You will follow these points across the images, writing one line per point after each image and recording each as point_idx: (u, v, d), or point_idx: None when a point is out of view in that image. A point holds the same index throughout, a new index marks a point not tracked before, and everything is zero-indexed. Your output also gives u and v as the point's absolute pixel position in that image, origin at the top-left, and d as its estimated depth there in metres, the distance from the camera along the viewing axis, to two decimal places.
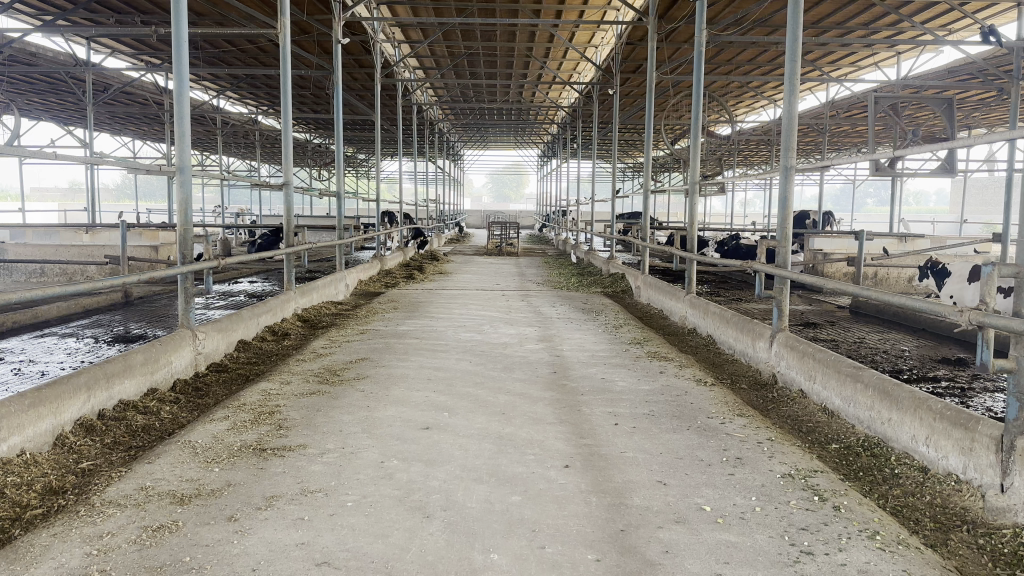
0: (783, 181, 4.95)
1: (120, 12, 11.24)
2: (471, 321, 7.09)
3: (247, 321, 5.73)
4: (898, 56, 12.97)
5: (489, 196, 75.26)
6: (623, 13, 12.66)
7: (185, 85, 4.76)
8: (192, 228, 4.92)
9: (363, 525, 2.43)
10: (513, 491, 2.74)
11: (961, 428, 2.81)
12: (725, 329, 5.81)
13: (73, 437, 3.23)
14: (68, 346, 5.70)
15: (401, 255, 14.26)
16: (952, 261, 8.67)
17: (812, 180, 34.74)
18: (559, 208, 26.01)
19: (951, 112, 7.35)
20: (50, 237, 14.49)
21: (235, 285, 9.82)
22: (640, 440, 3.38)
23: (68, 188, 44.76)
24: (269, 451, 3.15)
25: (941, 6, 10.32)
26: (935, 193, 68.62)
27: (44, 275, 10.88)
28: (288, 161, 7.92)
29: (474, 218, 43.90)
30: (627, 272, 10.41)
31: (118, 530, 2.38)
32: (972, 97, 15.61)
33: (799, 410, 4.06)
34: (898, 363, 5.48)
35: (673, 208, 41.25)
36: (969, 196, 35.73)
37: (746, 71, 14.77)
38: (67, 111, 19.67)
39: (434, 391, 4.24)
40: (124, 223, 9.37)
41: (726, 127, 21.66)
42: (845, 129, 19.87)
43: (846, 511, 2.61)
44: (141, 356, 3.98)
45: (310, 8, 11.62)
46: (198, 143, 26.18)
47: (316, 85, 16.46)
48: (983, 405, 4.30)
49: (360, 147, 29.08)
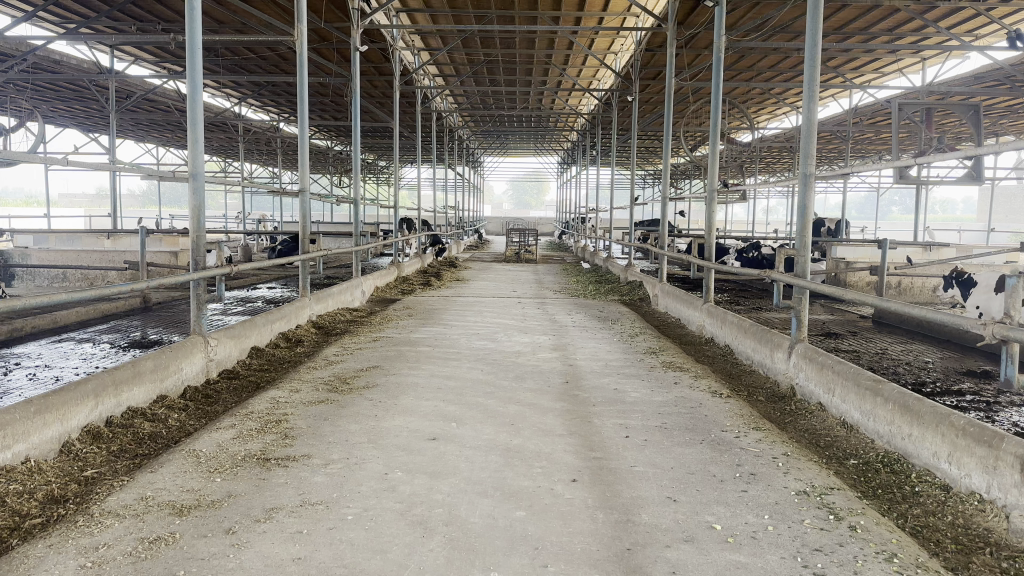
0: (802, 189, 4.82)
1: (143, 21, 11.43)
2: (484, 329, 7.05)
3: (260, 327, 5.74)
4: (924, 61, 12.72)
5: (509, 203, 75.40)
6: (642, 20, 12.58)
7: (199, 91, 4.77)
8: (205, 234, 4.92)
9: (363, 539, 2.38)
10: (517, 506, 2.67)
11: (984, 445, 2.68)
12: (742, 339, 5.69)
13: (80, 445, 3.23)
14: (84, 351, 5.75)
15: (418, 262, 14.29)
16: (979, 271, 8.42)
17: (835, 187, 34.27)
18: (577, 215, 25.92)
19: (977, 118, 7.16)
20: (73, 242, 14.73)
21: (253, 291, 9.91)
22: (650, 453, 3.30)
23: (94, 194, 45.72)
24: (272, 461, 3.12)
25: (967, 11, 10.11)
26: (962, 201, 67.30)
27: (66, 279, 11.05)
28: (305, 169, 7.93)
29: (492, 224, 44.03)
30: (644, 279, 10.30)
31: (115, 541, 2.36)
32: (1000, 104, 15.31)
33: (817, 423, 3.93)
34: (921, 376, 5.32)
35: (693, 215, 40.95)
36: (998, 205, 35.01)
37: (766, 77, 14.61)
38: (93, 118, 20.06)
39: (443, 400, 4.19)
40: (144, 229, 9.38)
41: (747, 134, 21.44)
42: (869, 136, 19.56)
43: (863, 531, 2.50)
44: (151, 363, 3.98)
45: (330, 16, 11.73)
46: (221, 150, 26.52)
47: (335, 92, 16.60)
48: (1009, 420, 4.14)
49: (380, 154, 29.28)
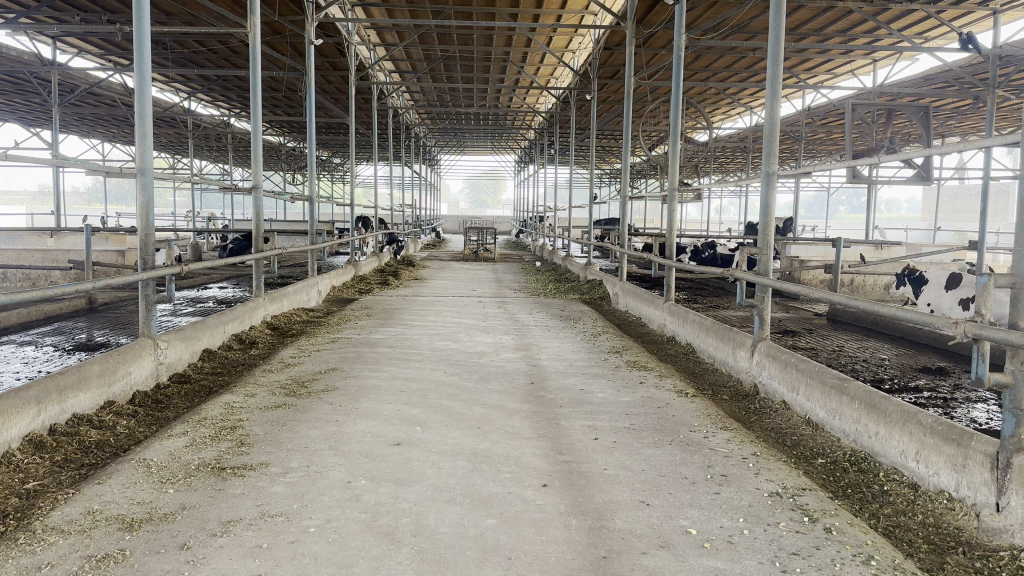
0: (764, 188, 4.83)
1: (85, 12, 10.87)
2: (446, 329, 6.91)
3: (212, 329, 5.48)
4: (875, 63, 13.12)
5: (467, 202, 75.27)
6: (600, 18, 12.61)
7: (147, 82, 4.52)
8: (154, 232, 4.65)
9: (326, 553, 2.25)
10: (488, 514, 2.58)
11: (953, 444, 2.72)
12: (704, 338, 5.73)
13: (21, 455, 2.98)
14: (25, 355, 5.40)
15: (375, 261, 14.01)
16: (929, 269, 8.70)
17: (787, 186, 35.21)
18: (536, 215, 25.94)
19: (927, 120, 7.31)
20: (12, 242, 13.96)
21: (204, 291, 9.52)
22: (620, 456, 3.24)
23: (36, 191, 43.93)
24: (228, 470, 2.95)
25: (916, 13, 10.43)
26: (905, 201, 70.04)
27: (5, 280, 10.45)
28: (258, 165, 7.61)
29: (451, 223, 43.85)
30: (605, 278, 10.31)
31: (59, 560, 2.17)
32: (947, 106, 15.91)
33: (783, 422, 3.96)
34: (879, 373, 5.43)
35: (650, 214, 41.65)
36: (942, 205, 36.76)
37: (722, 77, 14.86)
38: (33, 112, 19.12)
39: (406, 403, 4.06)
40: (88, 226, 8.89)
41: (703, 134, 21.82)
42: (820, 136, 20.14)
43: (838, 533, 2.49)
44: (98, 367, 3.74)
45: (284, 8, 11.37)
46: (169, 146, 25.59)
47: (289, 87, 16.16)
48: (968, 417, 4.25)
49: (335, 151, 28.76)
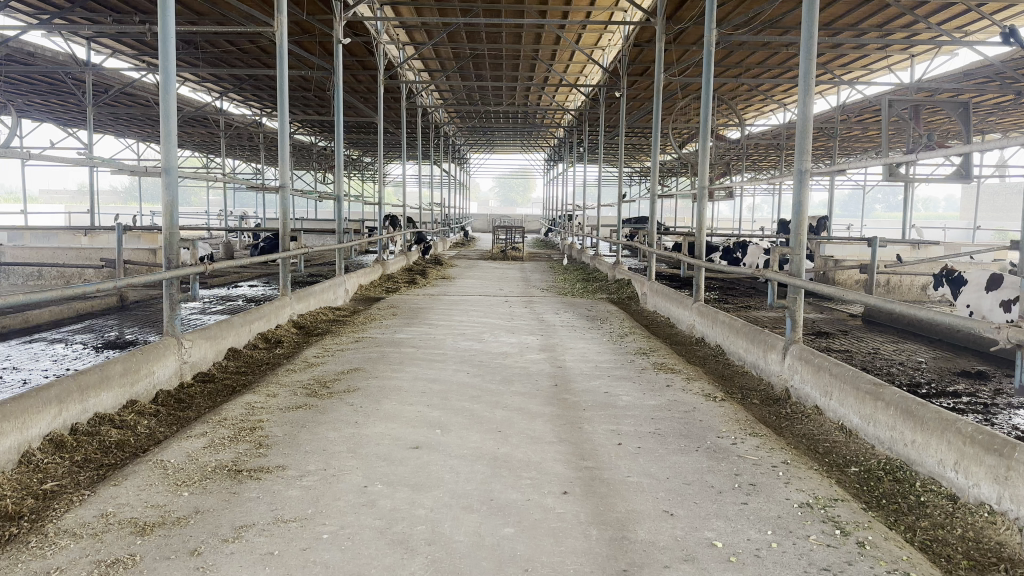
0: (796, 187, 4.65)
1: (118, 12, 11.06)
2: (470, 328, 6.86)
3: (237, 327, 5.51)
4: (913, 58, 12.72)
5: (495, 200, 75.30)
6: (630, 14, 12.43)
7: (171, 82, 4.54)
8: (178, 231, 4.67)
9: (338, 561, 2.20)
10: (505, 522, 2.50)
11: (994, 455, 2.57)
12: (734, 340, 5.57)
13: (40, 455, 3.01)
14: (56, 352, 5.50)
15: (402, 260, 14.05)
16: (970, 270, 8.36)
17: (821, 185, 34.44)
18: (563, 214, 25.79)
19: (967, 116, 7.01)
20: (49, 240, 14.32)
21: (233, 289, 9.65)
22: (645, 462, 3.14)
23: (76, 190, 45.23)
24: (244, 472, 2.93)
25: (957, 7, 10.07)
26: (944, 200, 68.06)
27: (40, 277, 10.71)
28: (285, 164, 7.62)
29: (479, 222, 43.96)
30: (633, 277, 10.16)
31: (68, 565, 2.16)
32: (987, 102, 15.37)
33: (814, 427, 3.81)
34: (915, 377, 5.22)
35: (680, 214, 41.17)
36: (982, 203, 35.58)
37: (754, 73, 14.57)
38: (70, 112, 19.62)
39: (427, 405, 4.01)
40: (120, 225, 9.02)
41: (735, 131, 21.43)
42: (856, 133, 19.64)
43: (872, 548, 2.36)
44: (120, 366, 3.77)
45: (312, 8, 11.46)
46: (202, 146, 26.05)
47: (319, 87, 16.32)
48: (1009, 424, 4.05)
49: (364, 150, 29.00)
